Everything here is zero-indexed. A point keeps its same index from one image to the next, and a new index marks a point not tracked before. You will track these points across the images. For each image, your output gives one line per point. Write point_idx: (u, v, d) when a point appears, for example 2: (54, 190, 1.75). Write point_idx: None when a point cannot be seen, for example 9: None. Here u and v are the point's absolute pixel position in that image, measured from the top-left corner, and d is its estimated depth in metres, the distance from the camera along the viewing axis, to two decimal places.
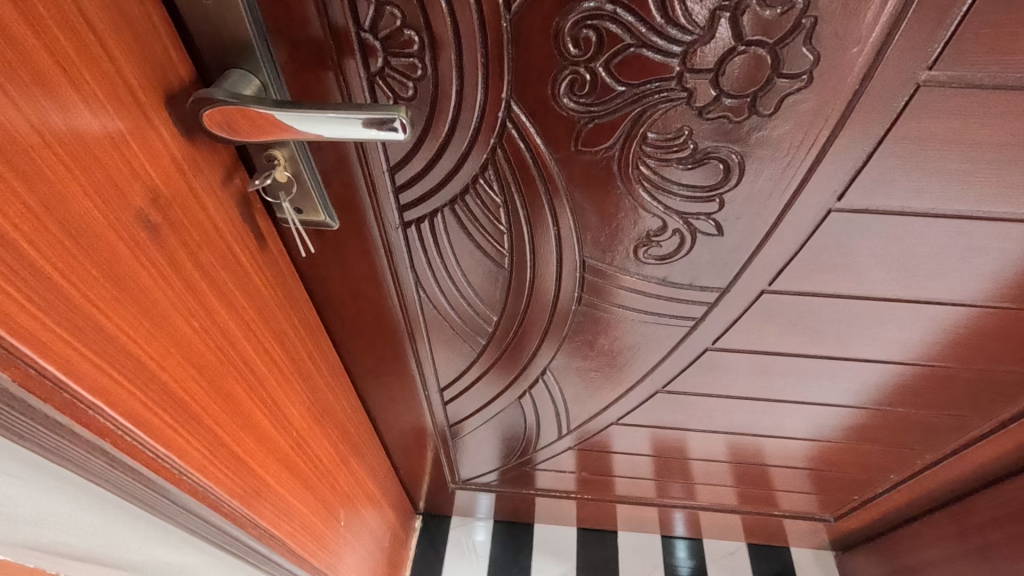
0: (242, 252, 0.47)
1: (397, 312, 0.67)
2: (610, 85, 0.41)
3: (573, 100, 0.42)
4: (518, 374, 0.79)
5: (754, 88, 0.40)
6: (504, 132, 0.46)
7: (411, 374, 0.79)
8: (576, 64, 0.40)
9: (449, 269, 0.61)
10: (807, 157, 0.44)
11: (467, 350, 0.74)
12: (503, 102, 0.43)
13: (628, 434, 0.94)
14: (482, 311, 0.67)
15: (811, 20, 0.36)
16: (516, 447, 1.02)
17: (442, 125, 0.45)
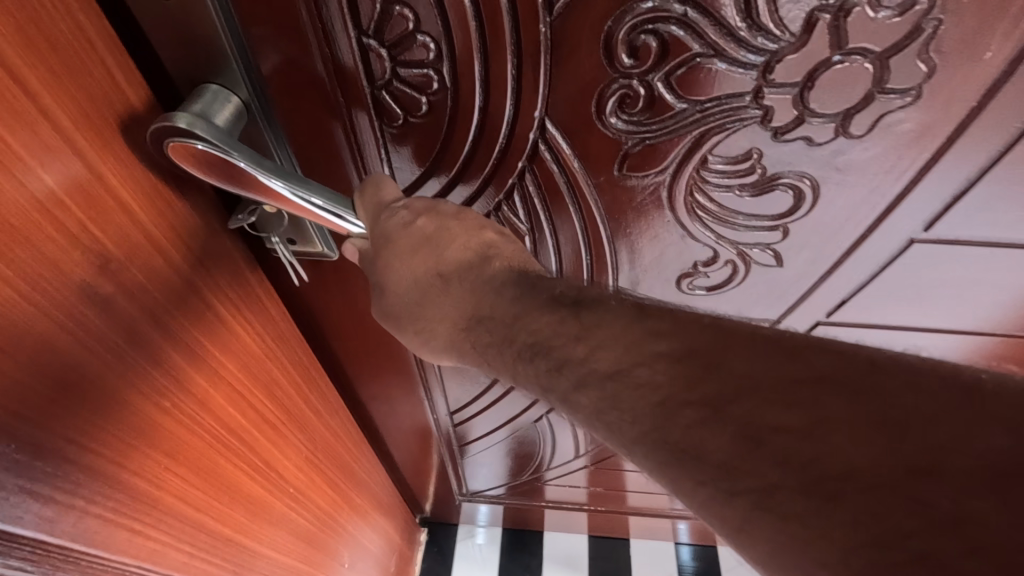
0: (238, 317, 0.40)
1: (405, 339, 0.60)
2: (668, 102, 0.33)
3: (622, 118, 0.35)
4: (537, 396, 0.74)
5: (847, 105, 0.33)
6: (535, 154, 0.38)
7: (420, 399, 0.73)
8: (629, 78, 0.32)
9: None
10: (897, 182, 0.37)
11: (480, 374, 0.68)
12: (536, 121, 0.35)
13: None
14: None
15: (934, 23, 0.29)
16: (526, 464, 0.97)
17: (461, 147, 0.37)
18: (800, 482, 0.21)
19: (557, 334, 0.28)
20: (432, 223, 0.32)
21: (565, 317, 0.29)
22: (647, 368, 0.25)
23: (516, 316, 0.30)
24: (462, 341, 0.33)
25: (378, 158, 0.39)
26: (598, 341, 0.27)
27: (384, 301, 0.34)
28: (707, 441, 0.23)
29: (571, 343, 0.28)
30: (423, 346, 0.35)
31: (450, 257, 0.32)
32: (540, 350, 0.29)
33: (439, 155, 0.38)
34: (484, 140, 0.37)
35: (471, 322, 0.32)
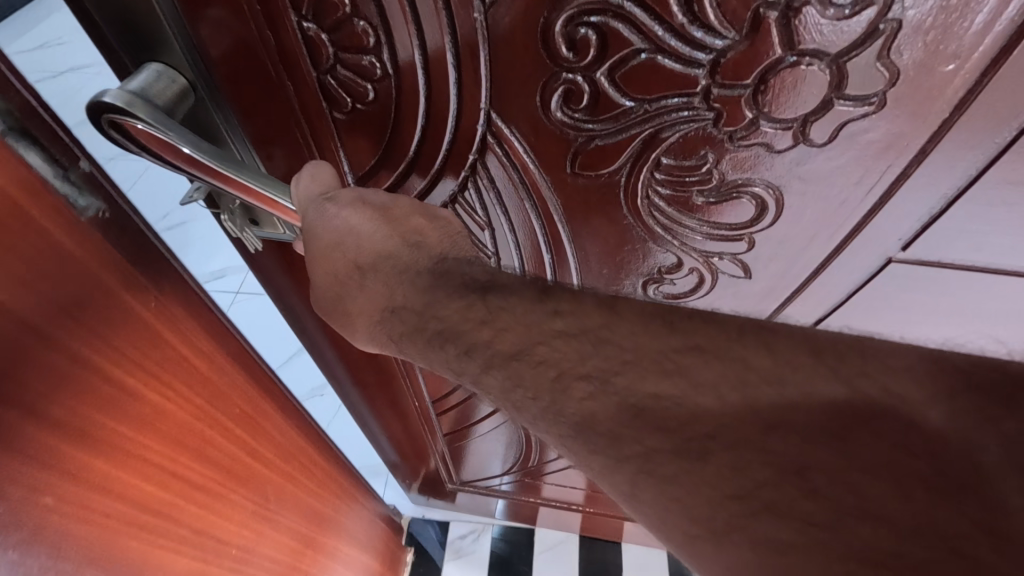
0: (156, 389, 0.38)
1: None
2: (613, 99, 0.32)
3: (568, 114, 0.33)
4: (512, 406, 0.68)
5: (803, 111, 0.30)
6: (485, 146, 0.37)
7: (398, 398, 0.67)
8: (572, 72, 0.31)
9: None
10: (867, 197, 0.35)
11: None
12: (481, 112, 0.35)
13: None
14: None
15: (891, 26, 0.26)
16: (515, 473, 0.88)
17: (410, 137, 0.37)
18: (674, 443, 0.23)
19: (465, 319, 0.27)
20: (355, 213, 0.30)
21: (472, 302, 0.27)
22: (545, 345, 0.25)
23: (426, 306, 0.28)
24: (380, 328, 0.31)
25: (335, 147, 0.38)
26: (503, 323, 0.26)
27: (312, 282, 0.33)
28: (598, 410, 0.24)
29: (478, 327, 0.26)
30: (348, 332, 0.33)
31: (372, 245, 0.30)
32: (449, 335, 0.27)
33: (385, 145, 0.37)
34: (432, 128, 0.36)
35: (387, 310, 0.30)
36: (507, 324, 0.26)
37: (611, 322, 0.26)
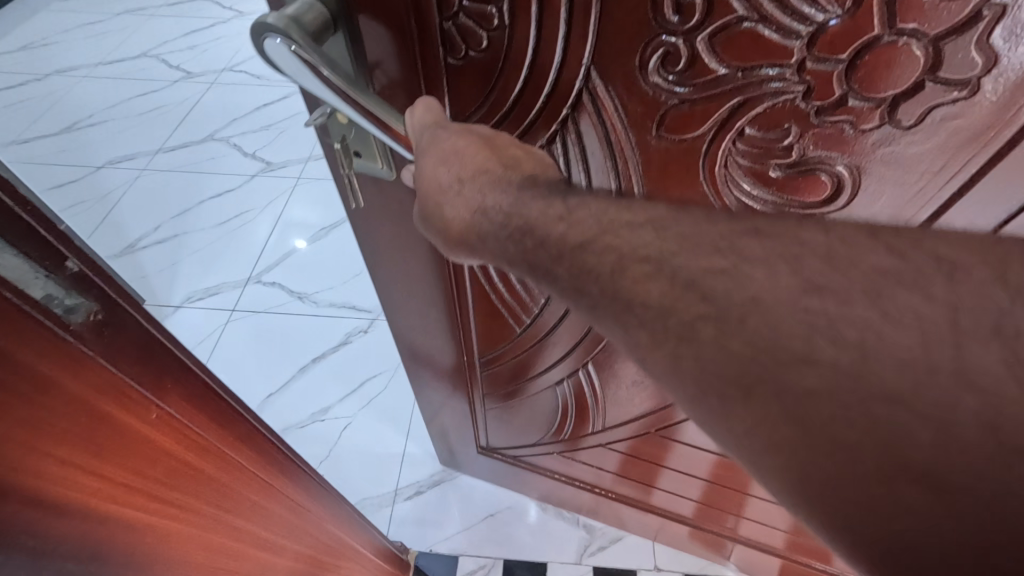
0: (133, 495, 0.35)
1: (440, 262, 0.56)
2: (710, 65, 0.34)
3: (663, 76, 0.36)
4: (552, 370, 0.68)
5: (894, 92, 0.32)
6: (579, 103, 0.40)
7: (449, 352, 0.71)
8: (673, 36, 0.34)
9: None
10: (942, 189, 0.36)
11: (505, 319, 0.62)
12: (582, 69, 0.38)
13: (684, 458, 0.73)
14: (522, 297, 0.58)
15: (994, 11, 0.28)
16: (548, 448, 0.87)
17: (513, 85, 0.40)
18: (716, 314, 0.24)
19: (546, 217, 0.30)
20: (463, 139, 0.35)
21: (554, 203, 0.30)
22: (611, 235, 0.27)
23: (512, 209, 0.31)
24: (469, 230, 0.34)
25: (444, 92, 0.42)
26: (581, 217, 0.29)
27: (419, 200, 0.37)
28: (650, 291, 0.26)
29: (556, 222, 0.29)
30: (440, 243, 0.38)
31: (475, 162, 0.34)
32: (529, 231, 0.30)
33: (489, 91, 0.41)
34: (536, 73, 0.39)
35: (477, 208, 0.33)
36: (583, 214, 0.29)
37: (675, 215, 0.27)
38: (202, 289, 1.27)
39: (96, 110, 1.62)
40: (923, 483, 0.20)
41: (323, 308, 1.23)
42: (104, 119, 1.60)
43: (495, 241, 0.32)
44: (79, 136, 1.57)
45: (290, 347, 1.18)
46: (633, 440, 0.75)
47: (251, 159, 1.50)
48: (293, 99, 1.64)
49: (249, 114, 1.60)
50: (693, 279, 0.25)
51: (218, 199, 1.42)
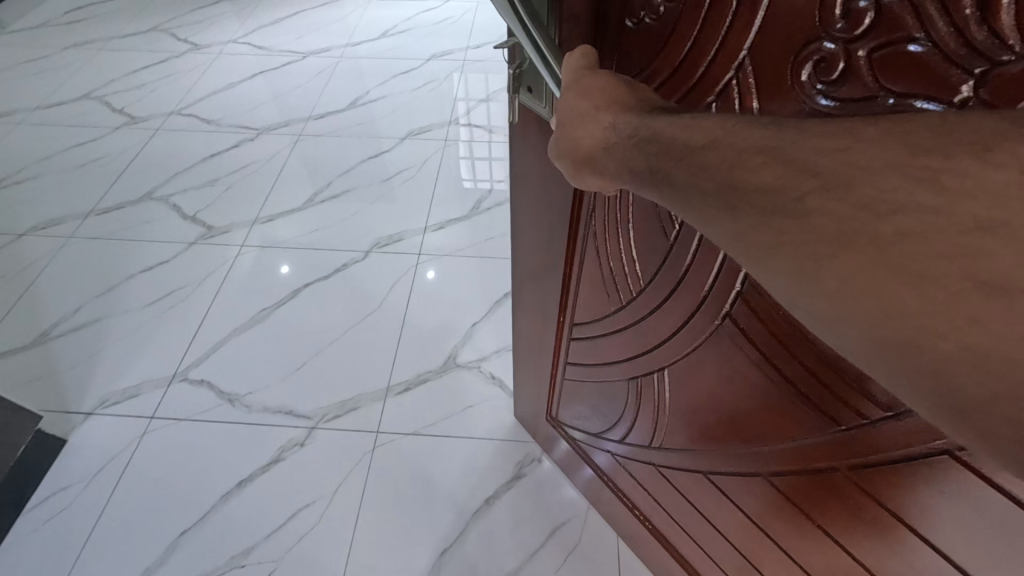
0: None
1: (568, 210, 0.60)
2: (864, 82, 0.33)
3: (814, 85, 0.35)
4: (633, 360, 0.66)
5: None
6: (726, 93, 0.41)
7: (548, 309, 0.76)
8: (833, 42, 0.33)
9: (623, 215, 0.55)
10: None
11: (602, 290, 0.64)
12: (739, 58, 0.39)
13: (750, 539, 0.67)
14: (631, 273, 0.58)
15: None
16: (609, 445, 0.85)
17: (677, 53, 0.42)
18: (824, 184, 0.24)
19: (672, 126, 0.32)
20: (604, 79, 0.39)
21: (683, 119, 0.33)
22: (729, 136, 0.29)
23: (643, 122, 0.35)
24: (594, 145, 0.38)
25: (614, 49, 0.47)
26: (702, 125, 0.31)
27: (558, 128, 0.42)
28: (765, 172, 0.26)
29: (682, 130, 0.32)
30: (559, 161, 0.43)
31: (612, 94, 0.38)
32: (655, 139, 0.33)
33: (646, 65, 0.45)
34: (704, 38, 0.40)
35: (609, 125, 0.37)
36: (704, 123, 0.31)
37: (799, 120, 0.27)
38: (114, 395, 1.33)
39: (26, 166, 1.89)
40: (994, 297, 0.19)
41: (254, 414, 1.30)
42: (32, 174, 1.86)
43: (619, 153, 0.35)
44: (7, 194, 1.81)
45: (198, 462, 1.23)
46: (692, 474, 0.70)
47: (192, 221, 1.71)
48: (242, 146, 1.94)
49: (198, 166, 1.88)
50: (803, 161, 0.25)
51: (147, 273, 1.58)
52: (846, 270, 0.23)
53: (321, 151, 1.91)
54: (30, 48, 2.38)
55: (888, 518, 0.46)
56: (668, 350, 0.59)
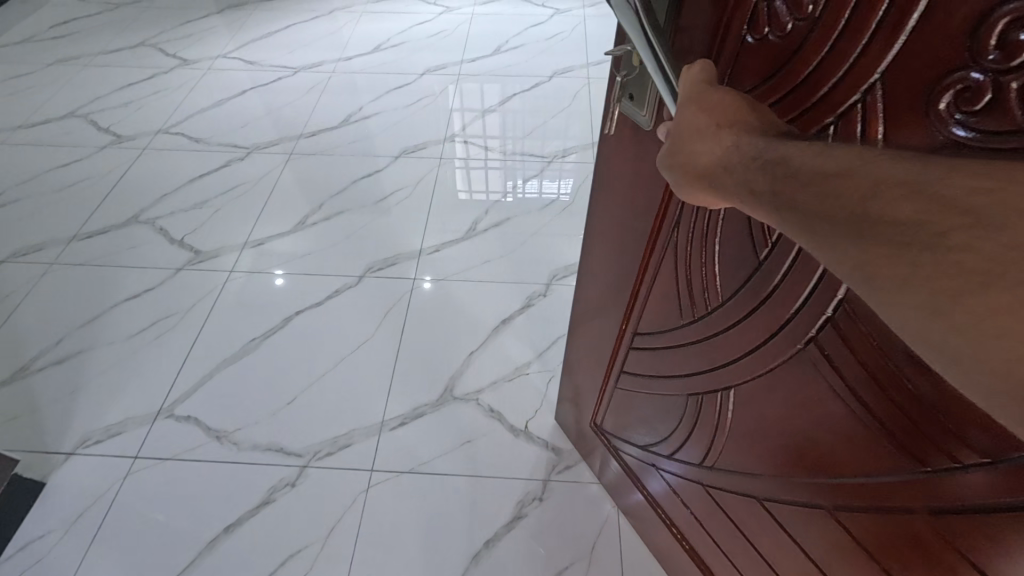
0: None
1: (692, 221, 0.71)
2: (1011, 108, 0.40)
3: (956, 111, 0.43)
4: (723, 362, 0.75)
5: None
6: (867, 103, 0.49)
7: (651, 301, 0.87)
8: (983, 72, 0.41)
9: (742, 237, 0.64)
10: None
11: (708, 299, 0.73)
12: (889, 77, 0.47)
13: (797, 540, 0.78)
14: (739, 289, 0.67)
15: None
16: (676, 432, 0.97)
17: (834, 71, 0.51)
18: (973, 220, 0.31)
19: (817, 155, 0.40)
20: (737, 103, 0.47)
21: (827, 148, 0.40)
22: (879, 171, 0.36)
23: (775, 148, 0.42)
24: (721, 162, 0.45)
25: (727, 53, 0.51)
26: (847, 157, 0.38)
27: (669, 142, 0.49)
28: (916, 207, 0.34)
29: (828, 158, 0.39)
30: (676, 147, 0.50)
31: (742, 115, 0.46)
32: (793, 165, 0.40)
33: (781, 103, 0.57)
34: (861, 58, 0.49)
35: (738, 145, 0.44)
36: (849, 155, 0.38)
37: (940, 163, 0.35)
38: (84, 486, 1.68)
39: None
40: None
41: None
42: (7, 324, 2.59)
43: (747, 175, 0.43)
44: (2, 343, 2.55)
45: None
46: (754, 472, 0.80)
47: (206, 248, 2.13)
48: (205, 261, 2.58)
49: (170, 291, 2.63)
50: (954, 199, 0.32)
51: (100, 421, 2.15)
52: (980, 307, 0.30)
53: (360, 187, 3.25)
54: (20, 185, 3.23)
55: (951, 549, 0.55)
56: (749, 368, 0.71)
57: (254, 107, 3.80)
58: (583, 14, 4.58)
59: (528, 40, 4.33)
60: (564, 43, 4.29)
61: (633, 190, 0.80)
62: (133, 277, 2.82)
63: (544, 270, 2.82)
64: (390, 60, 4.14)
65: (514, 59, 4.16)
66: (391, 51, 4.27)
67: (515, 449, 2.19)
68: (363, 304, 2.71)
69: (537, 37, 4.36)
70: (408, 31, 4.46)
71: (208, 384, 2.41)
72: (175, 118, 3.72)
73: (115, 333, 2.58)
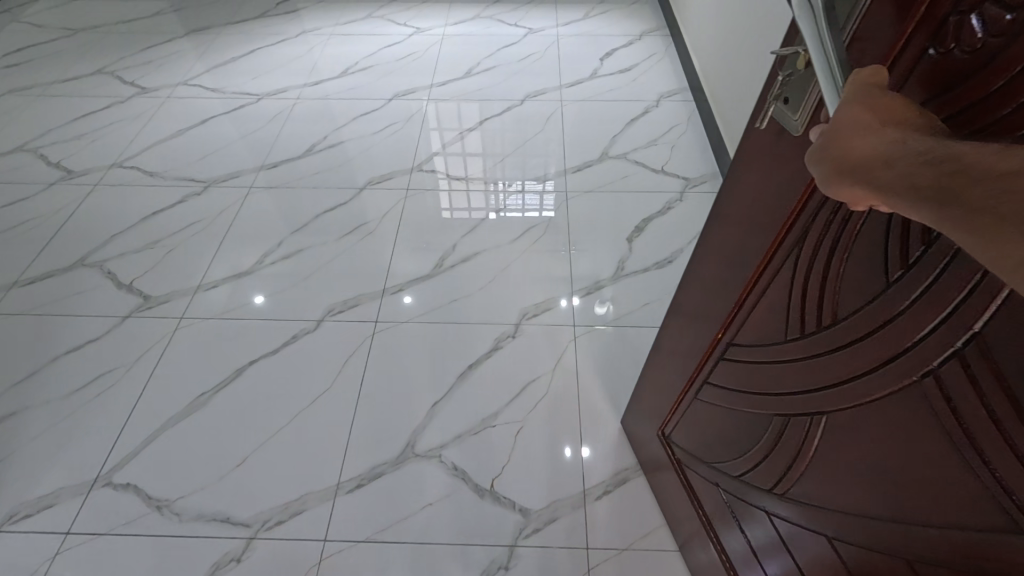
0: None
1: (828, 263, 0.94)
2: None
3: None
4: (841, 379, 0.97)
5: None
6: None
7: (779, 317, 1.11)
8: None
9: (874, 284, 0.86)
10: None
11: (837, 325, 0.95)
12: None
13: (864, 545, 1.00)
14: (866, 322, 0.89)
15: None
16: (773, 432, 1.22)
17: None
18: None
19: (984, 155, 0.45)
20: (900, 104, 0.55)
21: (993, 148, 0.45)
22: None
23: (932, 146, 0.49)
24: (876, 155, 0.53)
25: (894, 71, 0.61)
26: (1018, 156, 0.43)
27: (830, 137, 0.59)
28: None
29: (1000, 161, 0.43)
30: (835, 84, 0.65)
31: (899, 117, 0.54)
32: (953, 159, 0.46)
33: (960, 114, 0.69)
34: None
35: (897, 140, 0.52)
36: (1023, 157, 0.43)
37: None
38: None
39: None
40: None
41: None
42: None
43: (901, 167, 0.50)
44: None
45: None
46: (840, 477, 1.02)
47: None
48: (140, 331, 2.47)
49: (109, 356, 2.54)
50: None
51: None
52: None
53: (334, 223, 3.28)
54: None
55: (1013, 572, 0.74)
56: (860, 387, 0.93)
57: (222, 131, 3.95)
58: (554, 34, 4.83)
59: (498, 63, 4.55)
60: (533, 65, 4.51)
61: (769, 221, 1.06)
62: (81, 324, 2.81)
63: (513, 310, 2.86)
64: (357, 90, 4.24)
65: (487, 81, 4.35)
66: (360, 79, 4.37)
67: (476, 512, 2.22)
68: (326, 351, 2.70)
69: (508, 59, 4.57)
70: (377, 58, 4.58)
71: (148, 449, 2.39)
72: (148, 154, 3.76)
73: (53, 393, 2.57)
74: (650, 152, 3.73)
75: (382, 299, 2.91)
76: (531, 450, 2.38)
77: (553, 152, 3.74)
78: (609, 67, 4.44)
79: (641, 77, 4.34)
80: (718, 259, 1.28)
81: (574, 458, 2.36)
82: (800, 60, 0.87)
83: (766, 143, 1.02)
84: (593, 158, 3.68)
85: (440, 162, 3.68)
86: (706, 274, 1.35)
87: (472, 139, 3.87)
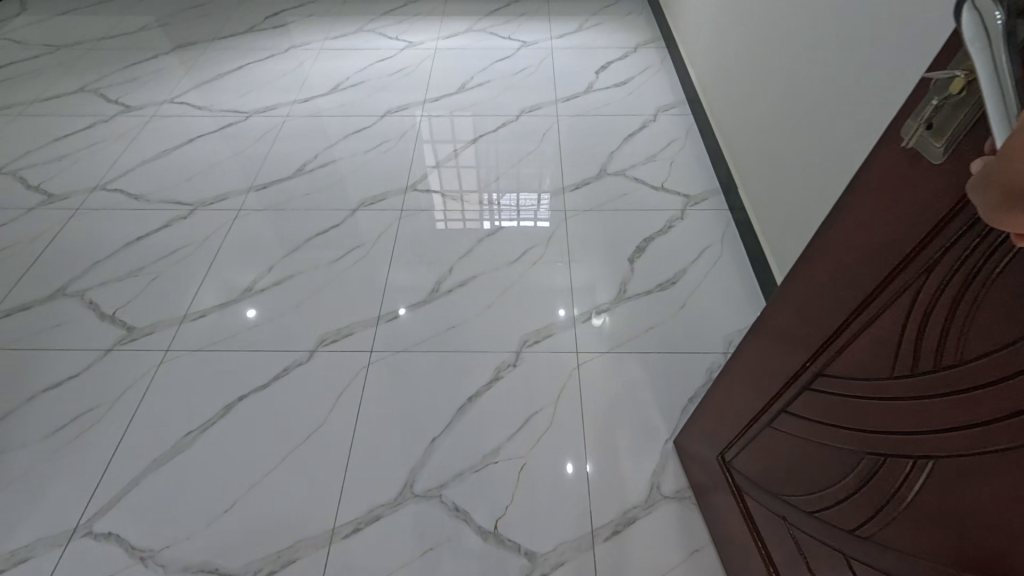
0: None
1: (956, 300, 0.89)
2: None
3: None
4: (958, 425, 0.91)
5: None
6: None
7: (882, 353, 1.06)
8: None
9: (1013, 327, 0.80)
10: None
11: (958, 366, 0.90)
12: None
13: None
14: (996, 367, 0.83)
15: None
16: (864, 472, 1.16)
17: None
18: None
19: None
20: None
21: None
22: None
23: None
24: None
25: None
26: None
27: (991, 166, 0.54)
28: None
29: None
30: (1007, 114, 0.61)
31: None
32: None
33: None
34: None
35: None
36: None
37: None
38: None
39: None
40: None
41: None
42: None
43: None
44: None
45: None
46: (947, 529, 0.97)
47: None
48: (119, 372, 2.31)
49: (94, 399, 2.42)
50: None
51: None
52: None
53: (325, 247, 3.14)
54: None
55: None
56: (985, 435, 0.87)
57: (210, 150, 3.82)
58: (549, 46, 4.76)
59: (491, 76, 4.45)
60: (528, 78, 4.41)
61: (884, 247, 1.00)
62: (58, 359, 2.66)
63: (514, 336, 2.73)
64: (347, 106, 4.12)
65: (480, 95, 4.25)
66: (351, 94, 4.26)
67: (483, 555, 2.10)
68: (319, 383, 2.56)
69: (501, 73, 4.47)
70: (368, 73, 4.46)
71: (131, 494, 2.24)
72: (132, 175, 3.62)
73: (29, 433, 2.41)
74: (649, 167, 3.63)
75: (378, 326, 2.77)
76: (538, 485, 2.25)
77: (551, 169, 3.63)
78: (606, 80, 4.36)
79: (636, 90, 4.26)
80: (811, 284, 1.22)
81: (578, 481, 2.26)
82: (955, 84, 0.80)
83: (891, 159, 0.95)
84: (591, 174, 3.58)
85: (435, 180, 3.57)
86: (794, 297, 1.30)
87: (467, 155, 3.76)
